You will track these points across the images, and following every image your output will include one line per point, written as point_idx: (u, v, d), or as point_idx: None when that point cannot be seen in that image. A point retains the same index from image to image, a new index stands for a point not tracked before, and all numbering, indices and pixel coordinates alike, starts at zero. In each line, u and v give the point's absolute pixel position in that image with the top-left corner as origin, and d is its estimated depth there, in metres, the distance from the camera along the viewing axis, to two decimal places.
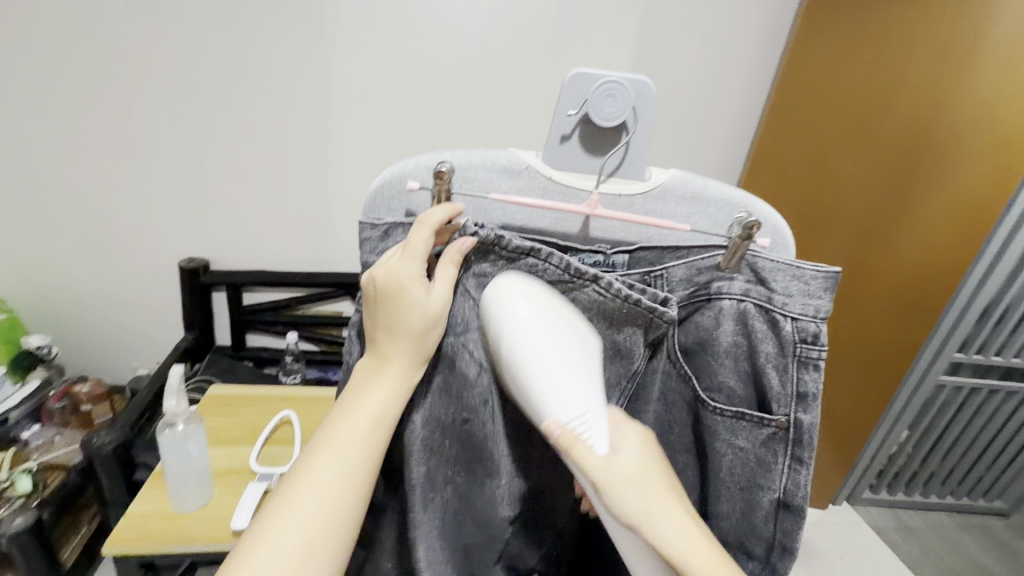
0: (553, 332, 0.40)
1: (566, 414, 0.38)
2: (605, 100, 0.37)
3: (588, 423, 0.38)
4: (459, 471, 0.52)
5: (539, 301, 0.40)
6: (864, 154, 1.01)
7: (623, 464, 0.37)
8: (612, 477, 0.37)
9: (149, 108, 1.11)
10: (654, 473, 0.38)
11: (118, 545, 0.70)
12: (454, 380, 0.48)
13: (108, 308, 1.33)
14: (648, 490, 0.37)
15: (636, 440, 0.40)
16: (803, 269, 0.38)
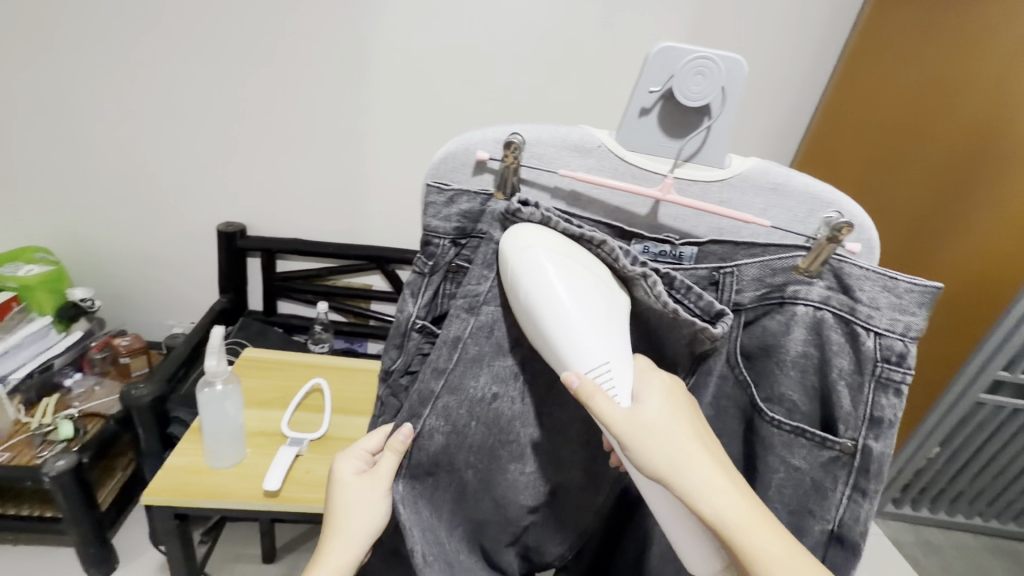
0: (589, 291, 0.36)
1: (586, 364, 0.35)
2: (692, 76, 0.33)
3: (611, 373, 0.36)
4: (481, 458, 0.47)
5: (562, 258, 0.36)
6: (917, 155, 0.95)
7: (648, 415, 0.36)
8: (639, 428, 0.35)
9: (195, 68, 1.11)
10: (684, 422, 0.37)
11: (155, 495, 0.72)
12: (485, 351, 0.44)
13: (148, 266, 1.37)
14: (677, 441, 0.36)
15: (661, 390, 0.38)
16: (896, 281, 0.35)
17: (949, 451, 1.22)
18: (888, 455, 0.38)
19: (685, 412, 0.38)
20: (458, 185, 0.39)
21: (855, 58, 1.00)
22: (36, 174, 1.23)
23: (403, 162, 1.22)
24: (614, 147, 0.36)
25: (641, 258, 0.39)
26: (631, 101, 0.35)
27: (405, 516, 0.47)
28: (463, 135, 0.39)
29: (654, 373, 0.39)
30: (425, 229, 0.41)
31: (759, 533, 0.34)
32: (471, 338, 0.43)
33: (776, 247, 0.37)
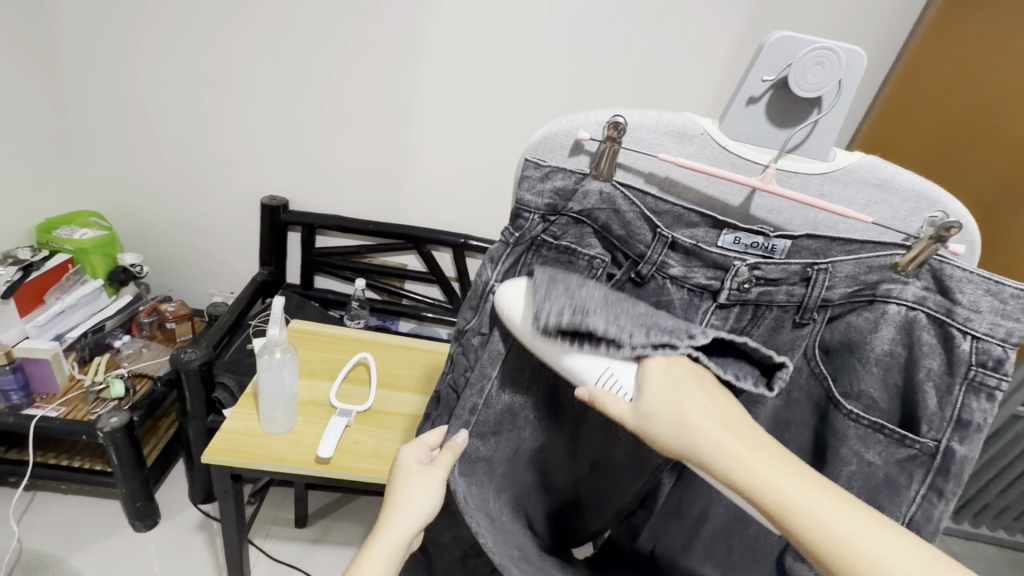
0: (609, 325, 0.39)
1: (592, 375, 0.38)
2: (811, 66, 0.33)
3: (616, 376, 0.38)
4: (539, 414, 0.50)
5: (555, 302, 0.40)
6: (972, 157, 0.89)
7: (651, 403, 0.36)
8: (646, 417, 0.37)
9: (250, 40, 1.13)
10: (686, 394, 0.36)
11: (215, 455, 0.75)
12: None
13: (194, 235, 1.40)
14: (683, 417, 0.36)
15: (657, 377, 0.37)
16: (1004, 286, 0.34)
17: (980, 464, 1.19)
18: (972, 460, 0.37)
19: (687, 384, 0.36)
20: (553, 163, 0.40)
21: (920, 57, 0.97)
22: (93, 139, 1.27)
23: (447, 144, 1.22)
24: (717, 135, 0.36)
25: (732, 248, 0.40)
26: (741, 89, 0.35)
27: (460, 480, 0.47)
28: (565, 117, 0.39)
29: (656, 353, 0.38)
30: (518, 202, 0.41)
31: (783, 486, 0.33)
32: None
33: (874, 244, 0.37)
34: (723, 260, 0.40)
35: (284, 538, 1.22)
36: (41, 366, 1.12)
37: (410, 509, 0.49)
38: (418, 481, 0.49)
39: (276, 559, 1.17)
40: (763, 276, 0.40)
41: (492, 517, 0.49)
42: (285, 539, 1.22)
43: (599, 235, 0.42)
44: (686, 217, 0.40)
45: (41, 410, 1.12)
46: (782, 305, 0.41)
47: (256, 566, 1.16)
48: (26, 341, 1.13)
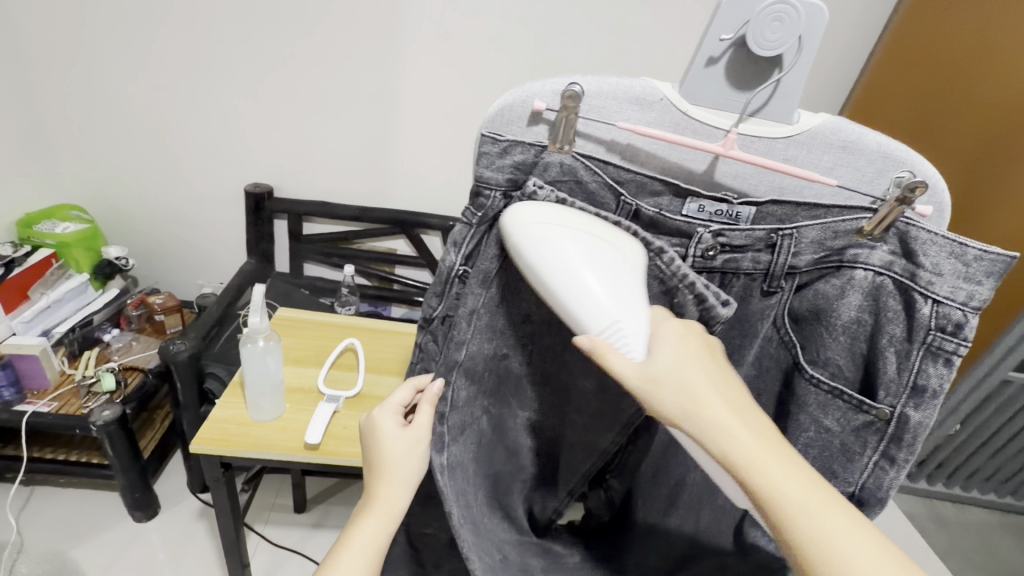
0: (593, 251, 0.35)
1: (597, 324, 0.34)
2: (770, 22, 0.32)
3: (624, 332, 0.33)
4: (492, 405, 0.49)
5: (558, 219, 0.36)
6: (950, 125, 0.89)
7: (659, 365, 0.33)
8: (651, 381, 0.33)
9: (223, 25, 1.09)
10: (697, 367, 0.34)
11: (202, 444, 0.76)
12: (502, 311, 0.46)
13: (178, 226, 1.39)
14: (689, 387, 0.33)
15: (674, 339, 0.35)
16: (967, 248, 0.33)
17: (970, 429, 1.18)
18: (925, 426, 0.37)
19: (698, 361, 0.34)
20: (512, 137, 0.38)
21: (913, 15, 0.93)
22: (68, 131, 1.24)
23: (431, 125, 1.20)
24: (677, 101, 0.35)
25: (697, 216, 0.39)
26: (700, 50, 0.34)
27: (443, 483, 0.43)
28: (521, 87, 0.37)
29: (669, 323, 0.36)
30: (477, 180, 0.40)
31: (772, 472, 0.31)
32: (501, 304, 0.46)
33: (841, 209, 0.36)
34: (687, 227, 0.39)
35: (284, 523, 1.24)
36: (29, 362, 1.12)
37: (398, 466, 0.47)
38: (404, 446, 0.49)
39: (276, 544, 1.19)
40: (727, 243, 0.39)
41: (475, 522, 0.45)
42: (284, 524, 1.23)
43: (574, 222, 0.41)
44: (649, 186, 0.39)
45: (33, 406, 1.12)
46: (749, 272, 0.40)
47: (257, 551, 1.17)
48: (14, 338, 1.12)
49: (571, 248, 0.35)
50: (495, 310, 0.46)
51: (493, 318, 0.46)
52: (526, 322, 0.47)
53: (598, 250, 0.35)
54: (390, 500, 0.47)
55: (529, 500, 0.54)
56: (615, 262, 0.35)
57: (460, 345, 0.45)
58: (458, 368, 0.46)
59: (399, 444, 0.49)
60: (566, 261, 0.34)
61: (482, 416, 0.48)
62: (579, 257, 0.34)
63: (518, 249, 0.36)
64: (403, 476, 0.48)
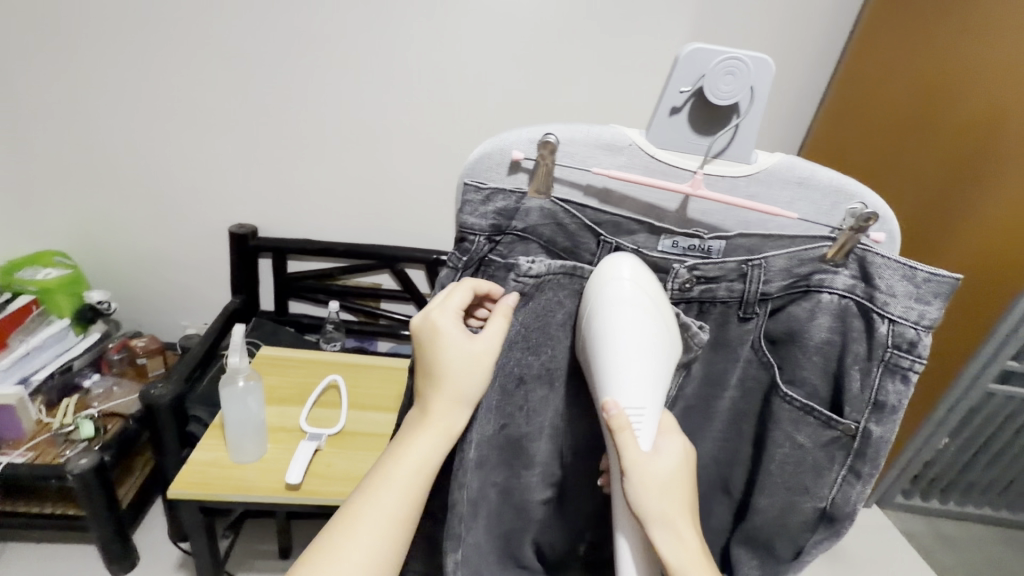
0: (653, 341, 0.39)
1: (629, 401, 0.39)
2: (723, 76, 0.35)
3: (643, 419, 0.39)
4: (499, 472, 0.49)
5: (645, 288, 0.40)
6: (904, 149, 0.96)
7: (658, 467, 0.39)
8: (643, 481, 0.38)
9: (208, 72, 1.12)
10: (682, 489, 0.40)
11: (181, 489, 0.75)
12: (506, 391, 0.46)
13: (163, 268, 1.38)
14: (671, 493, 0.39)
15: (679, 451, 0.40)
16: (917, 270, 0.36)
17: (959, 442, 1.15)
18: (887, 441, 0.40)
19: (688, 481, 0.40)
20: (492, 184, 0.40)
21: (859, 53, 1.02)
22: (51, 178, 1.25)
23: (415, 162, 1.22)
24: (645, 146, 0.38)
25: (671, 251, 0.41)
26: (663, 100, 0.36)
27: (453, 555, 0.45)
28: (498, 136, 0.40)
29: (676, 438, 0.41)
30: (461, 227, 0.42)
31: None
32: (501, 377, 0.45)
33: (804, 238, 0.39)
34: (662, 263, 0.42)
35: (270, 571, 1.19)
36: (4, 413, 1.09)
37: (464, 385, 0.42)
38: (466, 356, 0.42)
39: None
40: (701, 276, 0.41)
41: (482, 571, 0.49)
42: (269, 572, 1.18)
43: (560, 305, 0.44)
44: (625, 225, 0.41)
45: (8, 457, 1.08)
46: (725, 300, 0.42)
47: None
48: None
49: (642, 326, 0.39)
50: (499, 389, 0.46)
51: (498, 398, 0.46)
52: (535, 387, 0.47)
53: (660, 331, 0.39)
54: (448, 421, 0.42)
55: (538, 543, 0.56)
56: (661, 354, 0.39)
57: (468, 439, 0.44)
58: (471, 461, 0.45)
59: (461, 357, 0.42)
60: (632, 339, 0.38)
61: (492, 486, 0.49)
62: (649, 335, 0.39)
63: (598, 299, 0.40)
64: (458, 394, 0.42)
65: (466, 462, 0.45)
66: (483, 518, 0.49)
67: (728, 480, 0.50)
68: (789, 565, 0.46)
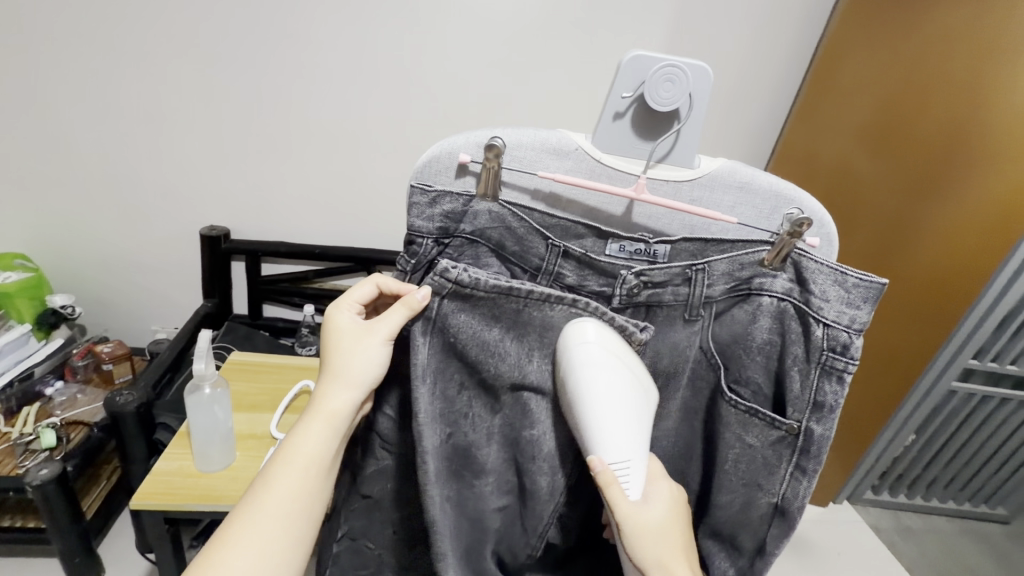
0: (626, 393, 0.41)
1: (612, 456, 0.40)
2: (663, 82, 0.36)
3: (630, 470, 0.40)
4: (451, 484, 0.50)
5: (612, 348, 0.41)
6: (882, 157, 0.96)
7: (649, 518, 0.41)
8: (638, 529, 0.40)
9: (176, 72, 1.09)
10: (677, 534, 0.43)
11: (144, 500, 0.73)
12: (443, 398, 0.47)
13: (131, 271, 1.35)
14: (668, 538, 0.42)
15: (667, 495, 0.44)
16: (846, 275, 0.37)
17: (923, 438, 1.19)
18: (829, 439, 0.41)
19: (675, 520, 0.43)
20: (440, 187, 0.41)
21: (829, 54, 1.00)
22: (12, 179, 1.21)
23: (390, 165, 1.21)
24: (590, 150, 0.38)
25: (618, 255, 0.42)
26: (606, 106, 0.37)
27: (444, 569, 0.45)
28: (446, 140, 0.40)
29: (659, 485, 0.45)
30: (410, 229, 0.42)
31: None
32: (438, 382, 0.46)
33: (745, 243, 0.40)
34: (611, 267, 0.42)
35: None
36: None
37: (352, 373, 0.48)
38: (349, 339, 0.50)
39: None
40: (648, 280, 0.42)
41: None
42: None
43: (486, 320, 0.44)
44: (573, 229, 0.42)
45: None
46: (670, 304, 0.43)
47: None
48: None
49: (616, 384, 0.40)
50: (438, 396, 0.47)
51: (440, 406, 0.47)
52: (469, 392, 0.48)
53: (630, 386, 0.41)
54: (331, 402, 0.49)
55: (499, 552, 0.55)
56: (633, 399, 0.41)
57: (422, 450, 0.44)
58: (431, 472, 0.45)
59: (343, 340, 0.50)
60: (603, 402, 0.40)
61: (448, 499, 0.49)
62: (622, 390, 0.40)
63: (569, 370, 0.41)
64: (345, 378, 0.49)
65: (428, 473, 0.45)
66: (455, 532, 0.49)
67: (689, 476, 0.51)
68: (755, 562, 0.46)
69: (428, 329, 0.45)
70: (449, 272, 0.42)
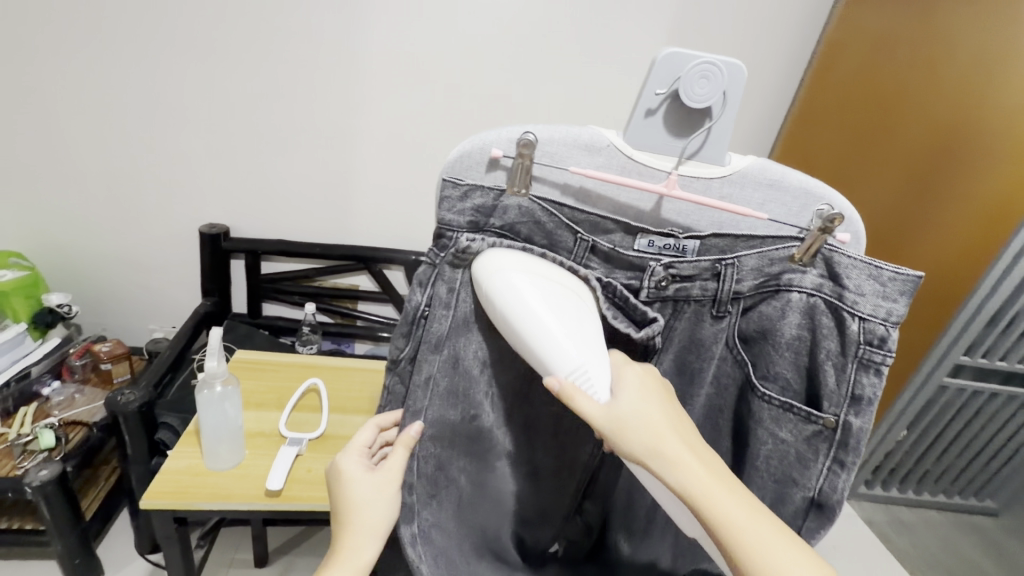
0: (559, 301, 0.40)
1: (564, 366, 0.38)
2: (698, 79, 0.36)
3: (589, 375, 0.38)
4: (468, 460, 0.50)
5: (533, 270, 0.41)
6: (882, 151, 0.97)
7: (622, 405, 0.38)
8: (615, 420, 0.38)
9: (176, 68, 1.08)
10: (654, 410, 0.39)
11: (155, 498, 0.73)
12: (458, 378, 0.47)
13: (129, 269, 1.33)
14: (647, 422, 0.38)
15: (636, 382, 0.40)
16: (880, 269, 0.38)
17: (916, 434, 1.20)
18: (866, 432, 0.41)
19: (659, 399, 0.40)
20: (471, 181, 0.41)
21: (829, 53, 1.02)
22: (7, 175, 1.19)
23: (392, 163, 1.20)
24: (623, 147, 0.39)
25: (647, 250, 0.43)
26: (639, 102, 0.37)
27: (415, 554, 0.45)
28: (479, 135, 0.40)
29: (629, 368, 0.41)
30: (441, 223, 0.42)
31: (724, 503, 0.36)
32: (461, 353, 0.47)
33: (774, 239, 0.41)
34: (639, 261, 0.43)
35: None
36: None
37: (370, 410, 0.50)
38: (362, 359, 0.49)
39: None
40: (676, 274, 0.43)
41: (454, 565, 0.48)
42: None
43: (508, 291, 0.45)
44: (602, 224, 0.42)
45: None
46: (698, 299, 0.44)
47: None
48: None
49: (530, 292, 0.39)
50: (451, 370, 0.47)
51: (453, 381, 0.47)
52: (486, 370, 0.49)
53: (561, 293, 0.40)
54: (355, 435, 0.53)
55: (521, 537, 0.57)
56: (577, 306, 0.40)
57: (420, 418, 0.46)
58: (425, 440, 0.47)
59: None
60: (530, 305, 0.39)
61: (460, 475, 0.50)
62: (542, 298, 0.39)
63: (490, 291, 0.40)
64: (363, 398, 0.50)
65: (421, 434, 0.46)
66: (449, 503, 0.49)
67: None
68: None
69: (441, 299, 0.44)
70: (472, 246, 0.42)
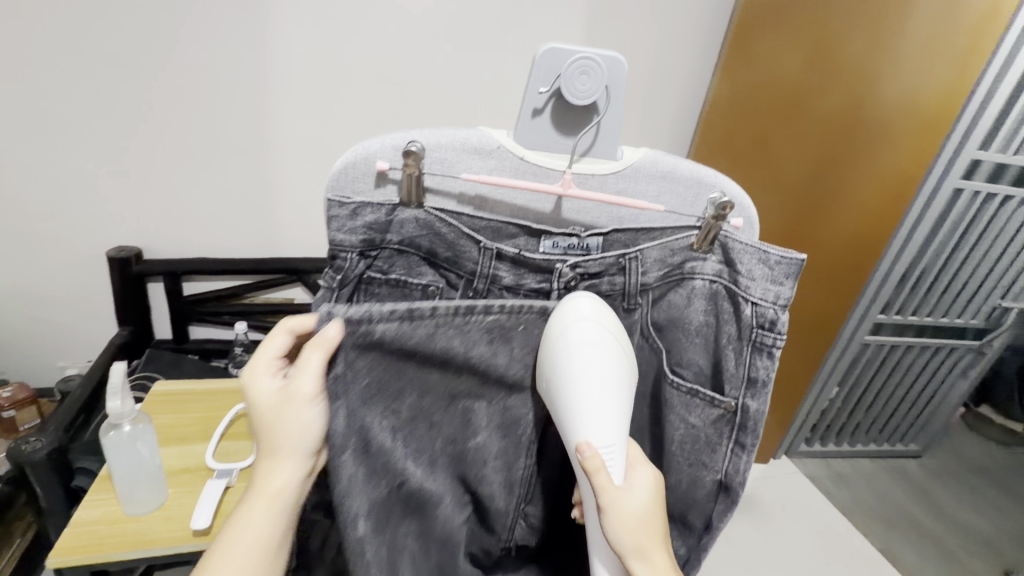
0: (615, 375, 0.39)
1: (602, 441, 0.39)
2: (578, 75, 0.36)
3: (614, 456, 0.39)
4: (411, 522, 0.48)
5: (602, 325, 0.40)
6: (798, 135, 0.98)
7: (632, 501, 0.40)
8: (620, 512, 0.39)
9: (55, 79, 0.98)
10: (654, 516, 0.42)
11: (64, 556, 0.66)
12: (374, 457, 0.43)
13: (26, 304, 1.21)
14: (643, 523, 0.40)
15: (648, 482, 0.42)
16: (768, 253, 0.39)
17: (846, 390, 1.29)
18: (763, 413, 0.43)
19: (658, 507, 0.42)
20: (360, 197, 0.39)
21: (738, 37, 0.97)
22: None
23: (315, 168, 1.15)
24: (512, 148, 0.38)
25: (552, 251, 0.42)
26: (524, 102, 0.37)
27: None
28: (362, 145, 0.38)
29: (644, 471, 0.43)
30: (332, 245, 0.39)
31: None
32: (368, 433, 0.42)
33: (673, 229, 0.41)
34: (546, 263, 0.42)
35: None
36: None
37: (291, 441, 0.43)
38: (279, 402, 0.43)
39: None
40: (584, 272, 0.42)
41: None
42: None
43: (398, 355, 0.41)
44: (504, 229, 0.41)
45: None
46: (608, 294, 0.44)
47: None
48: None
49: (607, 362, 0.39)
50: (365, 453, 0.42)
51: (375, 462, 0.43)
52: (404, 433, 0.44)
53: (619, 363, 0.40)
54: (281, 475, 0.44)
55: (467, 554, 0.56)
56: (622, 375, 0.40)
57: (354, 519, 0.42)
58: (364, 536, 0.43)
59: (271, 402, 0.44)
60: (594, 373, 0.39)
61: (408, 537, 0.48)
62: (608, 373, 0.39)
63: (561, 342, 0.40)
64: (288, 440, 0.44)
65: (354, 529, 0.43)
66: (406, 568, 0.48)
67: None
68: (702, 534, 0.49)
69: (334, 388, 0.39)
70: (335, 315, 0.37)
